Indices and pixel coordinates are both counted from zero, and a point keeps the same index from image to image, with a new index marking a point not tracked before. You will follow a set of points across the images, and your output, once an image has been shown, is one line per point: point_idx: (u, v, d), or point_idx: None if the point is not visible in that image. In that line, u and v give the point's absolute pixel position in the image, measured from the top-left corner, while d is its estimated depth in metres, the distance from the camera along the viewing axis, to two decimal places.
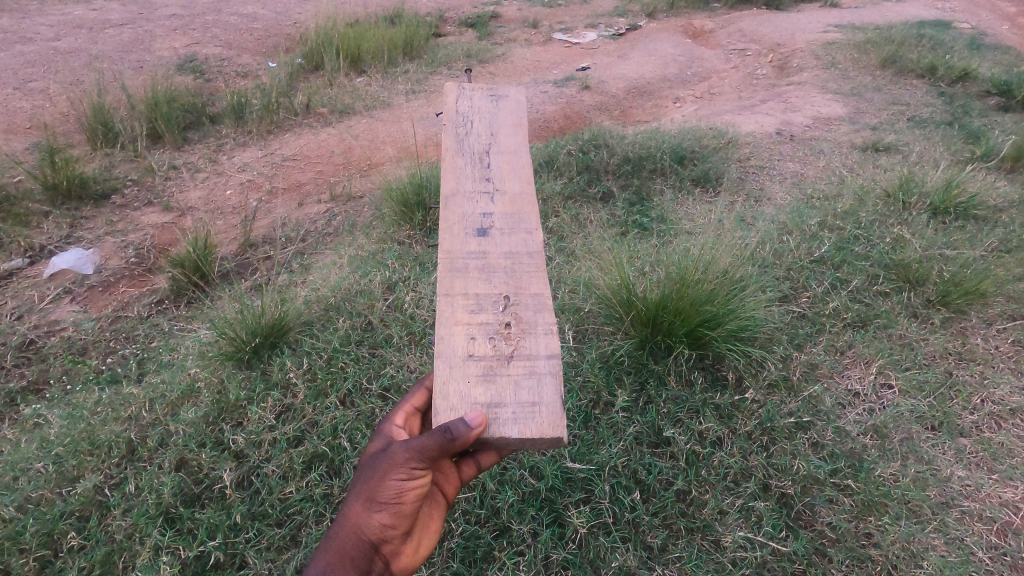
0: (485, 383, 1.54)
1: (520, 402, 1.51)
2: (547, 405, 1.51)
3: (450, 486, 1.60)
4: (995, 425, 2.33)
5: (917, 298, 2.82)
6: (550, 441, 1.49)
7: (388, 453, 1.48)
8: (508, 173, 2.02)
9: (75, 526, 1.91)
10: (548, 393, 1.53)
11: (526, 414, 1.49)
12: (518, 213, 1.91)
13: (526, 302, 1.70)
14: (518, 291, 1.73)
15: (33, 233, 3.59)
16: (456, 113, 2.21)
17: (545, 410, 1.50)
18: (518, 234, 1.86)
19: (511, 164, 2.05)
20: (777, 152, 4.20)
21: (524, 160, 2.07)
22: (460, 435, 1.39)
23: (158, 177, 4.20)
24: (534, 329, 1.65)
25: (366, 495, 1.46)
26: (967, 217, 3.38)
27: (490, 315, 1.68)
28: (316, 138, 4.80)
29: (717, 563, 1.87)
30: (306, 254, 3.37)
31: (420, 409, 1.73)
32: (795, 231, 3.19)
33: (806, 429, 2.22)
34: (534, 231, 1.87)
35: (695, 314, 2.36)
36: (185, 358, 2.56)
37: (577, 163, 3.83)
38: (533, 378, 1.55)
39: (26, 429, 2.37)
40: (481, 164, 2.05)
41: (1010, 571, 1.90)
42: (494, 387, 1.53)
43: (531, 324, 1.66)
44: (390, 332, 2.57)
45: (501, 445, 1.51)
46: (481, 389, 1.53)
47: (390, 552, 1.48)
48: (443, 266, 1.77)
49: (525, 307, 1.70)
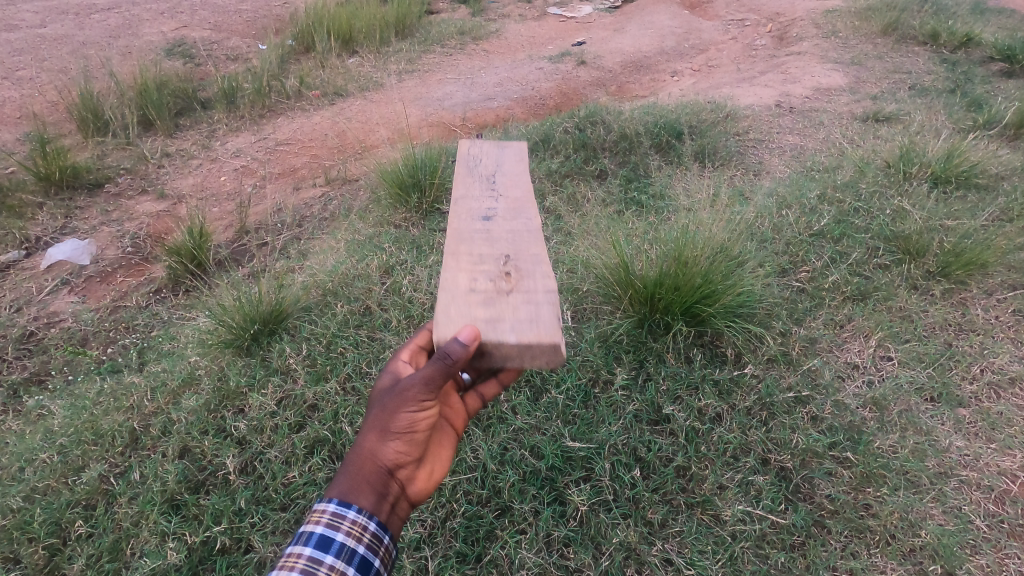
0: (486, 305, 1.58)
1: (519, 318, 1.54)
2: (544, 321, 1.53)
3: (454, 416, 1.68)
4: (994, 395, 2.34)
5: (917, 269, 2.81)
6: (550, 351, 1.49)
7: (398, 387, 1.49)
8: (512, 184, 2.15)
9: (82, 515, 1.93)
10: (546, 314, 1.56)
11: (524, 326, 1.52)
12: (520, 208, 2.03)
13: (525, 257, 1.77)
14: (517, 251, 1.79)
15: (28, 224, 3.56)
16: (468, 150, 2.36)
17: (542, 323, 1.53)
18: (518, 220, 1.95)
19: (514, 180, 2.17)
20: (776, 125, 4.15)
21: (526, 177, 2.20)
22: (459, 356, 1.41)
23: (152, 165, 4.16)
24: (532, 274, 1.69)
25: (380, 425, 1.47)
26: (969, 185, 3.35)
27: (491, 265, 1.74)
28: (310, 121, 4.74)
29: (717, 536, 1.89)
30: (302, 239, 3.36)
31: (424, 346, 1.73)
32: (794, 205, 3.17)
33: (806, 403, 2.23)
34: (535, 218, 1.97)
35: (694, 291, 2.35)
36: (185, 347, 2.56)
37: (574, 141, 3.77)
38: (531, 303, 1.59)
39: (31, 421, 2.38)
40: (488, 181, 2.17)
41: (1008, 538, 1.93)
42: (494, 309, 1.57)
43: (529, 271, 1.70)
44: (389, 316, 2.57)
45: (501, 361, 1.52)
46: (481, 309, 1.57)
47: (405, 478, 1.48)
48: (449, 235, 1.87)
49: (524, 261, 1.75)
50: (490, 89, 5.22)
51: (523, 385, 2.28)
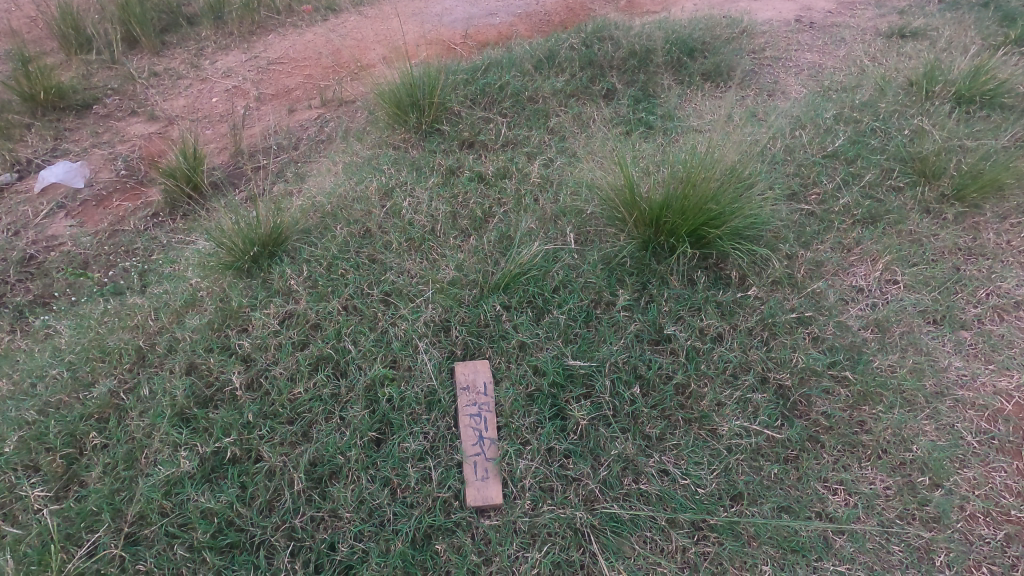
0: (474, 465, 1.91)
1: (483, 467, 1.91)
2: (484, 455, 1.93)
3: None
4: (998, 319, 2.33)
5: (932, 192, 2.72)
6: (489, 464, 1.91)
7: None
8: (472, 427, 1.97)
9: (95, 427, 1.99)
10: (487, 448, 1.94)
11: (484, 470, 1.90)
12: (476, 430, 1.97)
13: (479, 462, 1.91)
14: (481, 464, 1.91)
15: (18, 146, 3.47)
16: (463, 393, 2.03)
17: (483, 458, 1.92)
18: (476, 441, 1.95)
19: (473, 424, 1.98)
20: (795, 42, 3.91)
21: (476, 425, 1.98)
22: None
23: (140, 85, 3.98)
24: (476, 466, 1.90)
25: None
26: (993, 105, 3.20)
27: (477, 458, 1.92)
28: (302, 38, 4.50)
29: (714, 449, 1.94)
30: (299, 163, 3.27)
31: None
32: (809, 125, 3.04)
33: (808, 324, 2.23)
34: (483, 439, 1.96)
35: (700, 213, 2.30)
36: (186, 269, 2.55)
37: (580, 57, 3.55)
38: (483, 463, 1.91)
39: (39, 340, 2.40)
40: (472, 422, 1.98)
41: (997, 453, 1.98)
42: (479, 467, 1.91)
43: (475, 468, 1.90)
44: (389, 238, 2.53)
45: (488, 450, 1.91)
46: (474, 466, 1.91)
47: None
48: (471, 452, 1.93)
49: (477, 466, 1.91)
50: (492, 4, 4.90)
51: (525, 305, 2.27)
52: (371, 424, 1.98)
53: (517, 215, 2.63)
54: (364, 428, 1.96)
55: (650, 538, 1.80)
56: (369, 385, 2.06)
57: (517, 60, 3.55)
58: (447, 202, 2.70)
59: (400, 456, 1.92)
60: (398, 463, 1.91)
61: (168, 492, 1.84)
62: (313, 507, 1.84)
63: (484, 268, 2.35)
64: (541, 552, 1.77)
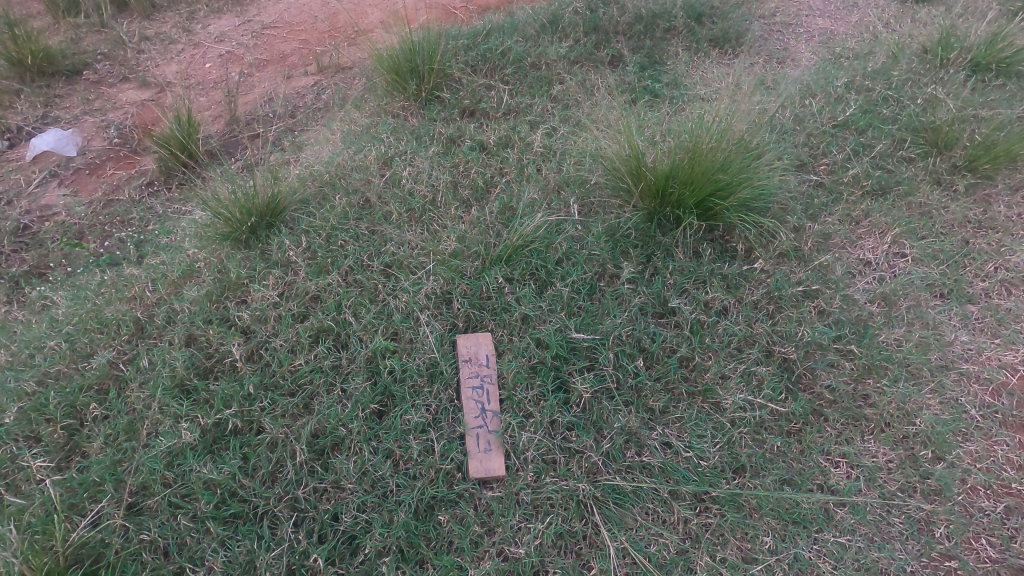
0: (477, 437, 1.91)
1: (486, 439, 1.91)
2: (486, 427, 1.92)
3: None
4: (1006, 292, 2.30)
5: (943, 163, 2.66)
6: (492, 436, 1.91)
7: None
8: (474, 401, 1.97)
9: (95, 398, 1.98)
10: (490, 421, 1.94)
11: (486, 442, 1.90)
12: (478, 402, 1.97)
13: (481, 435, 1.91)
14: (482, 437, 1.91)
15: (8, 114, 3.38)
16: (465, 366, 2.02)
17: (485, 430, 1.92)
18: (479, 413, 1.95)
19: (475, 397, 1.97)
20: (806, 6, 3.78)
21: (478, 397, 1.97)
22: None
23: (130, 50, 3.85)
24: (479, 439, 1.90)
25: None
26: (1008, 74, 3.11)
27: (478, 430, 1.92)
28: (297, 2, 4.34)
29: (717, 422, 1.94)
30: (296, 131, 3.19)
31: None
32: (819, 94, 2.96)
33: (815, 297, 2.20)
34: (486, 411, 1.96)
35: (707, 183, 2.25)
36: (183, 241, 2.50)
37: (585, 22, 3.43)
38: (485, 436, 1.91)
39: (36, 311, 2.38)
40: (473, 394, 1.97)
41: (999, 427, 1.98)
42: (481, 439, 1.91)
43: (478, 441, 1.90)
44: (389, 209, 2.48)
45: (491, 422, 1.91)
46: (476, 439, 1.91)
47: None
48: (473, 424, 1.93)
49: (479, 438, 1.91)
50: None
51: (528, 278, 2.23)
52: (372, 396, 1.97)
53: (520, 185, 2.57)
54: (366, 400, 1.95)
55: (652, 510, 1.81)
56: (370, 357, 2.04)
57: (519, 25, 3.43)
58: (448, 172, 2.64)
59: (402, 429, 1.92)
60: (401, 435, 1.91)
61: (171, 463, 1.84)
62: (316, 479, 1.84)
63: (486, 240, 2.31)
64: (543, 523, 1.77)
